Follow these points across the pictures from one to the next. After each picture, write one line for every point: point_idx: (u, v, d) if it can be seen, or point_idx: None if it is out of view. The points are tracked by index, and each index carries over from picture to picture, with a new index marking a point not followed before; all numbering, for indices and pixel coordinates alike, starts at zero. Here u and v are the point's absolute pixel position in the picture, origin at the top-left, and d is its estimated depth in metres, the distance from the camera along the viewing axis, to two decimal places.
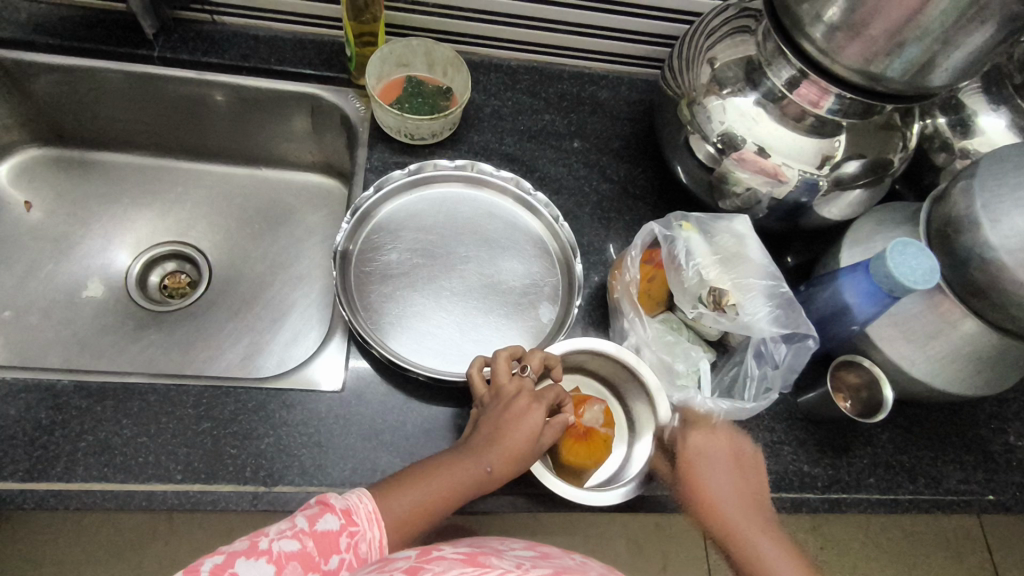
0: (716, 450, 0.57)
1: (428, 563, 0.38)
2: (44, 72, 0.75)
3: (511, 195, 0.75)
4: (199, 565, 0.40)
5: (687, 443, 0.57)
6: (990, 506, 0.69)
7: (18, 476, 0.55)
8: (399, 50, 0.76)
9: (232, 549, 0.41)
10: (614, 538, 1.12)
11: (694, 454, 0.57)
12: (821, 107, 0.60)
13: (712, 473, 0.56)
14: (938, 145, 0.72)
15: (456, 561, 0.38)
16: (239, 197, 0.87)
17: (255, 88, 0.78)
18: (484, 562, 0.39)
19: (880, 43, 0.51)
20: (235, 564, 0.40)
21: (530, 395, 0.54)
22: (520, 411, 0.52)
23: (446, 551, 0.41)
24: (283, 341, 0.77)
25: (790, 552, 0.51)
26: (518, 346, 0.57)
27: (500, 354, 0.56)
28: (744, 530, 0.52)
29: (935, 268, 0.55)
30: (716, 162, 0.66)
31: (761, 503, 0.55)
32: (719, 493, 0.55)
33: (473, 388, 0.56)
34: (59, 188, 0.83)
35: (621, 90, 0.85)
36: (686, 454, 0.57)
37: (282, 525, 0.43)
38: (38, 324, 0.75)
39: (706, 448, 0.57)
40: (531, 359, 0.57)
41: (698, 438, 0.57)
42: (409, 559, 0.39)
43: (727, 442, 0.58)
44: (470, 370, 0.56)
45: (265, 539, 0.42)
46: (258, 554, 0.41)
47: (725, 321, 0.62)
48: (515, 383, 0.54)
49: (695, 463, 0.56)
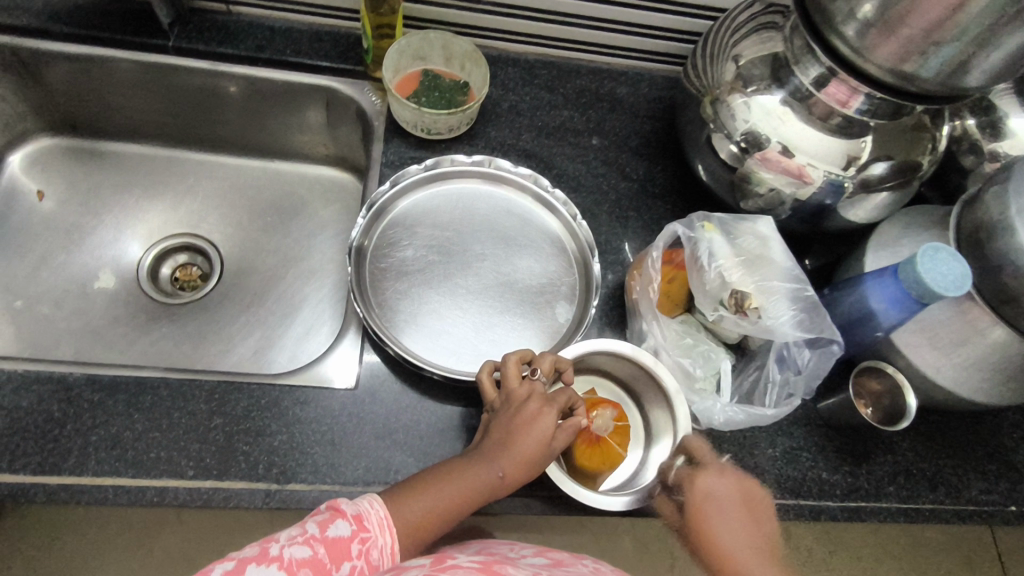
0: (722, 494, 0.50)
1: (446, 571, 0.38)
2: (59, 61, 0.74)
3: (529, 192, 0.74)
4: (208, 572, 0.38)
5: (696, 487, 0.51)
6: (1012, 518, 0.67)
7: (30, 469, 0.54)
8: (416, 43, 0.75)
9: (242, 556, 0.39)
10: (622, 538, 1.12)
11: (701, 494, 0.50)
12: (850, 108, 0.59)
13: (723, 520, 0.48)
14: (967, 148, 0.70)
15: (473, 570, 0.38)
16: (252, 190, 0.86)
17: (270, 79, 0.77)
18: (501, 570, 0.39)
19: (916, 42, 0.49)
20: (247, 570, 0.38)
21: (541, 399, 0.53)
22: (531, 416, 0.51)
23: (460, 560, 0.40)
24: (294, 336, 0.76)
25: None
26: (527, 349, 0.56)
27: (510, 357, 0.55)
28: None
29: (966, 274, 0.54)
30: (739, 161, 0.64)
31: (779, 556, 0.46)
32: (735, 546, 0.46)
33: (484, 392, 0.55)
34: (72, 177, 0.83)
35: (640, 87, 0.84)
36: (694, 497, 0.50)
37: (292, 532, 0.41)
38: (50, 314, 0.75)
39: (717, 493, 0.50)
40: (542, 363, 0.55)
41: (707, 480, 0.51)
42: (424, 567, 0.39)
43: (736, 485, 0.51)
44: (480, 373, 0.55)
45: (275, 545, 0.40)
46: (268, 560, 0.39)
47: (747, 325, 0.60)
48: (526, 387, 0.53)
49: (706, 509, 0.49)
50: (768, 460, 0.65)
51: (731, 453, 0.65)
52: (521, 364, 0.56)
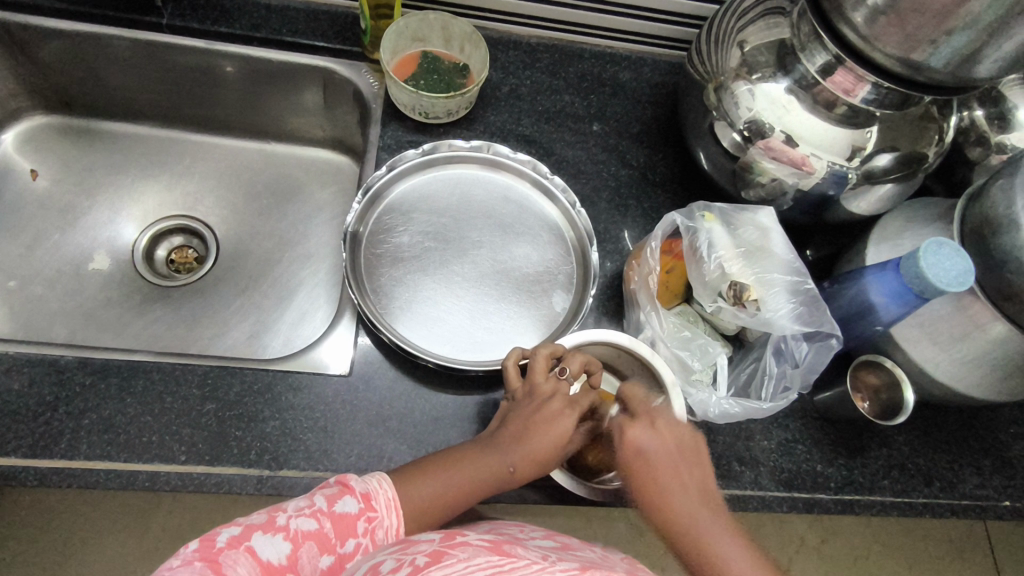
0: (657, 446, 0.48)
1: (452, 549, 0.35)
2: (49, 37, 0.73)
3: (528, 179, 0.73)
4: (215, 535, 0.39)
5: (628, 440, 0.48)
6: (1006, 513, 0.67)
7: (21, 453, 0.54)
8: (415, 25, 0.73)
9: (249, 522, 0.40)
10: (615, 526, 1.12)
11: (637, 449, 0.48)
12: (855, 97, 0.57)
13: (662, 469, 0.47)
14: (974, 139, 0.69)
15: (481, 548, 0.35)
16: (247, 172, 0.85)
17: (266, 59, 0.75)
18: (511, 551, 0.36)
19: (926, 31, 0.48)
20: (252, 537, 0.39)
21: (563, 399, 0.52)
22: (551, 415, 0.51)
23: (471, 538, 0.38)
24: (290, 321, 0.75)
25: (753, 552, 0.42)
26: (560, 345, 0.55)
27: (540, 350, 0.54)
28: (708, 536, 0.42)
29: (969, 269, 0.53)
30: (742, 151, 0.63)
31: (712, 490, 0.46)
32: (669, 491, 0.45)
33: (507, 380, 0.55)
34: (66, 157, 0.82)
35: (643, 72, 0.82)
36: (630, 459, 0.48)
37: (301, 503, 0.43)
38: (43, 294, 0.74)
39: (648, 442, 0.48)
40: (571, 362, 0.54)
41: (637, 432, 0.48)
42: (433, 543, 0.37)
43: (666, 429, 0.49)
44: (507, 361, 0.54)
45: (283, 515, 0.41)
46: (275, 529, 0.40)
47: (744, 317, 0.60)
48: (551, 384, 0.52)
49: (642, 467, 0.47)
50: (763, 452, 0.65)
51: (727, 444, 0.65)
52: (551, 359, 0.54)
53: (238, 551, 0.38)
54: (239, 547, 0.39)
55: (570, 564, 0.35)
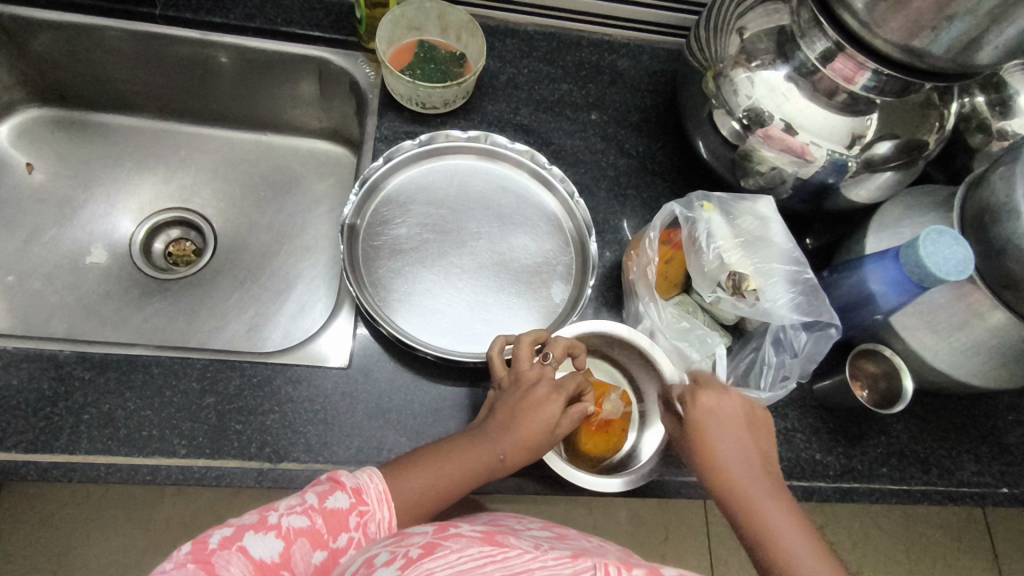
0: (726, 414, 0.49)
1: (446, 540, 0.35)
2: (43, 29, 0.72)
3: (525, 168, 0.72)
4: (208, 537, 0.39)
5: (698, 405, 0.50)
6: (1004, 499, 0.68)
7: (22, 448, 0.54)
8: (411, 14, 0.73)
9: (241, 522, 0.40)
10: (616, 513, 1.13)
11: (705, 415, 0.49)
12: (856, 83, 0.56)
13: (724, 437, 0.48)
14: (975, 126, 0.68)
15: (475, 539, 0.35)
16: (244, 164, 0.84)
17: (261, 49, 0.75)
18: (504, 541, 0.36)
19: (927, 17, 0.47)
20: (244, 538, 0.39)
21: (550, 384, 0.52)
22: (538, 402, 0.51)
23: (465, 528, 0.38)
24: (289, 313, 0.75)
25: (802, 525, 0.44)
26: (542, 330, 0.55)
27: (523, 338, 0.53)
28: (761, 507, 0.45)
29: (969, 257, 0.52)
30: (741, 138, 0.62)
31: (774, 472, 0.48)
32: (732, 456, 0.47)
33: (493, 369, 0.54)
34: (61, 150, 0.81)
35: (642, 60, 0.81)
36: (694, 425, 0.49)
37: (292, 501, 0.42)
38: (41, 289, 0.74)
39: (719, 412, 0.49)
40: (554, 346, 0.54)
41: (707, 398, 0.50)
42: (427, 535, 0.37)
43: (740, 402, 0.50)
44: (491, 350, 0.54)
45: (274, 514, 0.41)
46: (266, 529, 0.40)
47: (744, 307, 0.60)
48: (537, 370, 0.52)
49: (709, 431, 0.49)
50: None
51: None
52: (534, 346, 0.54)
53: (231, 551, 0.38)
54: (231, 547, 0.39)
55: (564, 553, 0.35)
